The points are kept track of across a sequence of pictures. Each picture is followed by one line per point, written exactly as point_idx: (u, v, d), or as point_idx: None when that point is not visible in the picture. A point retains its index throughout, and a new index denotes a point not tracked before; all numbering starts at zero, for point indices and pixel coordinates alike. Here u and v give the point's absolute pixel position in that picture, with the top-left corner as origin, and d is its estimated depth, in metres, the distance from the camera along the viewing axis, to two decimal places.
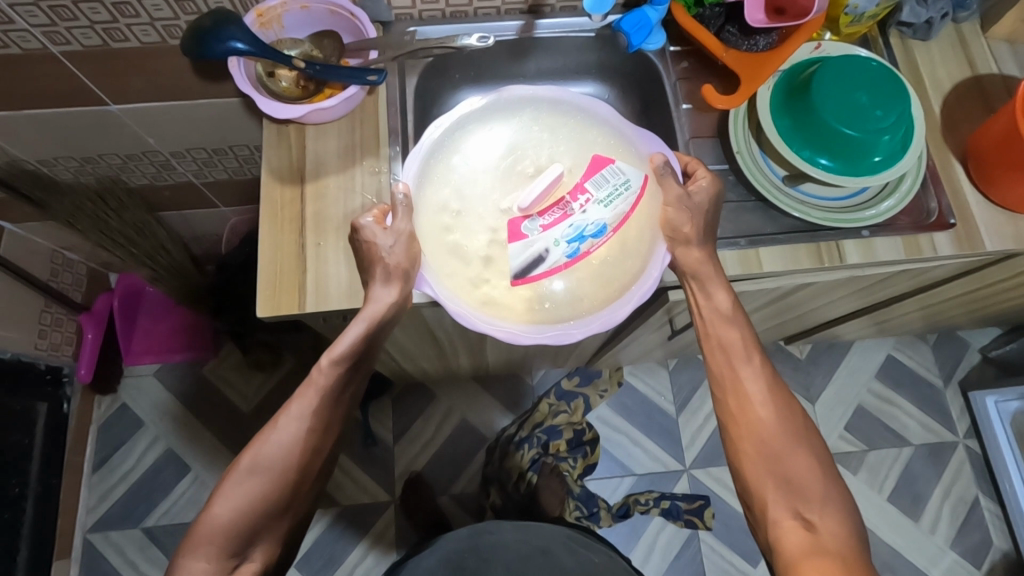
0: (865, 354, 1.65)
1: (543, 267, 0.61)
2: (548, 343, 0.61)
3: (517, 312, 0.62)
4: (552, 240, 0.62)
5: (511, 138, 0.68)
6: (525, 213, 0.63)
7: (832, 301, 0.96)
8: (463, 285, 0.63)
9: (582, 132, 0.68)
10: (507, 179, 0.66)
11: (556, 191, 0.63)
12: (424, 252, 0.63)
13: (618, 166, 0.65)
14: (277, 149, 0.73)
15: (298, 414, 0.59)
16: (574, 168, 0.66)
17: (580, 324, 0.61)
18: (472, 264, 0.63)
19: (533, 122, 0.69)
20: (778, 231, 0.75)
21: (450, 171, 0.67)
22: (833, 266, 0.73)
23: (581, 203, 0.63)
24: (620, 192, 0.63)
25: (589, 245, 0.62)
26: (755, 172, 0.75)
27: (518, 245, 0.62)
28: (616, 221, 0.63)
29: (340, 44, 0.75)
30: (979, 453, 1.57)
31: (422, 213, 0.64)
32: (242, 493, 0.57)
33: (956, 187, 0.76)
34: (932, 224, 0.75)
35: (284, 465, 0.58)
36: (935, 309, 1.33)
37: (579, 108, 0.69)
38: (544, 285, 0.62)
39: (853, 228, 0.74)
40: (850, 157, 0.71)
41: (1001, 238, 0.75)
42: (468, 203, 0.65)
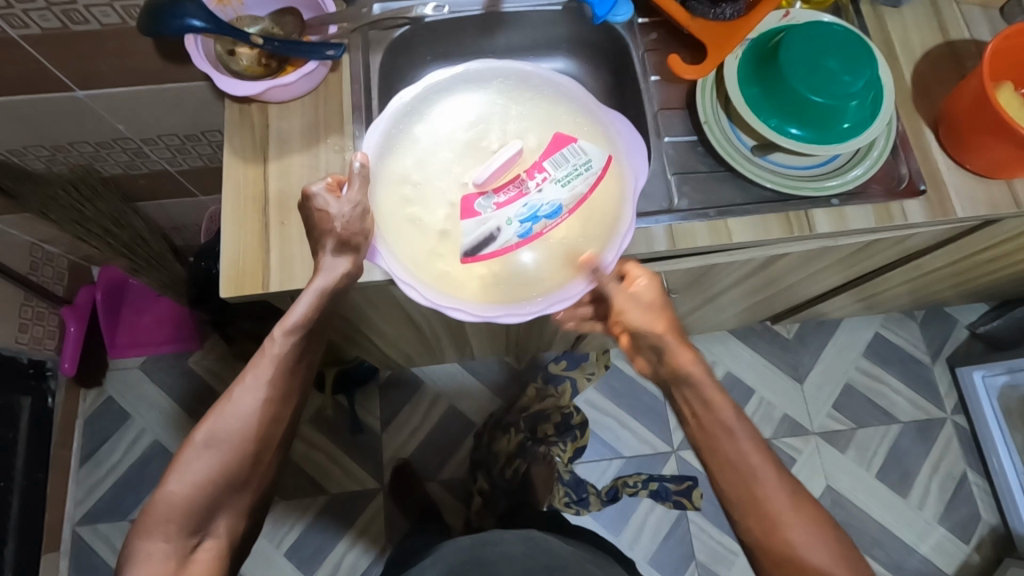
0: (854, 331, 1.65)
1: (494, 245, 0.61)
2: (497, 321, 0.60)
3: (469, 288, 0.62)
4: (505, 218, 0.61)
5: (476, 111, 0.68)
6: (480, 189, 0.62)
7: (813, 273, 0.96)
8: (419, 260, 0.62)
9: (550, 109, 0.67)
10: (467, 151, 0.65)
11: (514, 167, 0.62)
12: (381, 225, 0.63)
13: (580, 145, 0.64)
14: (239, 128, 0.73)
15: (253, 385, 0.58)
16: (539, 144, 0.65)
17: (531, 304, 0.61)
18: (428, 237, 0.63)
19: (502, 96, 0.68)
20: (747, 201, 0.74)
21: (413, 141, 0.66)
22: (803, 235, 0.73)
23: (539, 182, 0.62)
24: (579, 172, 0.62)
25: (543, 225, 0.61)
26: (723, 143, 0.74)
27: (470, 222, 0.61)
28: (573, 201, 0.61)
29: (300, 19, 0.74)
30: (967, 429, 1.57)
31: (381, 183, 0.64)
32: (203, 466, 0.56)
33: (926, 153, 0.76)
34: (903, 191, 0.75)
35: (240, 437, 0.57)
36: (917, 284, 1.33)
37: (548, 85, 0.67)
38: (498, 264, 0.61)
39: (819, 196, 0.73)
40: (820, 125, 0.71)
41: (973, 204, 0.74)
42: (427, 175, 0.64)
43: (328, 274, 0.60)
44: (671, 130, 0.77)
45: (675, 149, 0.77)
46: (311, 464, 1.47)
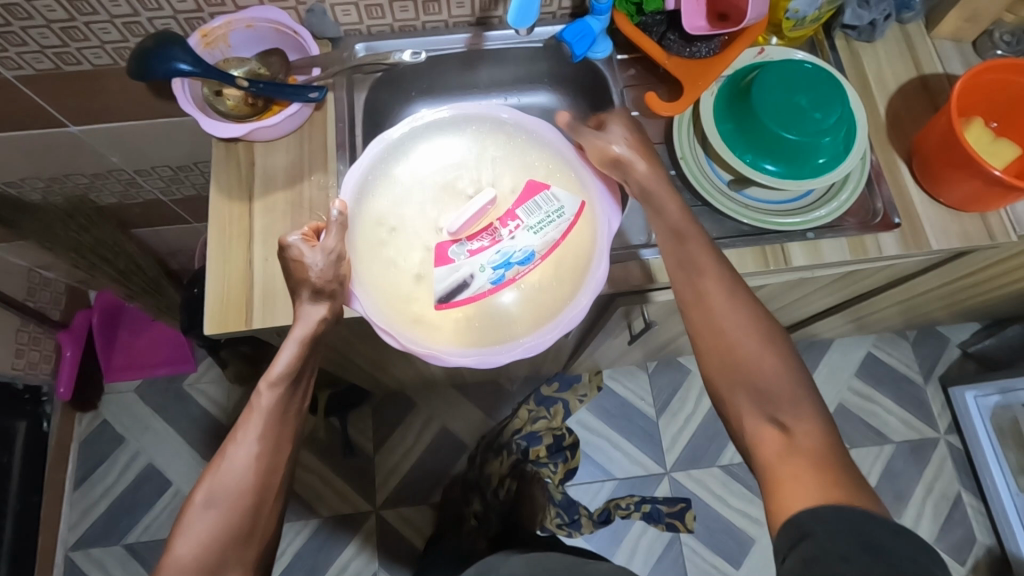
0: (845, 351, 1.65)
1: (466, 292, 0.62)
2: (471, 365, 0.61)
3: (443, 333, 0.63)
4: (477, 265, 0.63)
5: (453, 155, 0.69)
6: (454, 237, 0.64)
7: (799, 299, 0.96)
8: (394, 304, 0.63)
9: (525, 157, 0.69)
10: (442, 195, 0.67)
11: (487, 215, 0.65)
12: (358, 269, 0.64)
13: (552, 193, 0.66)
14: (226, 166, 0.74)
15: (245, 438, 0.59)
16: (513, 192, 0.67)
17: (505, 349, 0.62)
18: (404, 281, 0.64)
19: (480, 143, 0.70)
20: (723, 235, 0.76)
21: (391, 186, 0.68)
22: (779, 268, 0.74)
23: (511, 230, 0.64)
24: (551, 219, 0.64)
25: (515, 271, 0.63)
26: (699, 178, 0.76)
27: (443, 268, 0.63)
28: (544, 247, 0.64)
29: (286, 61, 0.76)
30: (961, 449, 1.57)
31: (359, 229, 0.65)
32: (208, 526, 0.56)
33: (901, 187, 0.77)
34: (877, 224, 0.76)
35: (239, 493, 0.57)
36: (903, 307, 1.35)
37: (524, 133, 0.70)
38: (473, 308, 0.63)
39: (793, 231, 0.74)
40: (794, 161, 0.72)
41: (946, 237, 0.75)
42: (404, 221, 0.66)
43: (301, 319, 0.61)
44: None
45: None
46: (303, 486, 1.47)
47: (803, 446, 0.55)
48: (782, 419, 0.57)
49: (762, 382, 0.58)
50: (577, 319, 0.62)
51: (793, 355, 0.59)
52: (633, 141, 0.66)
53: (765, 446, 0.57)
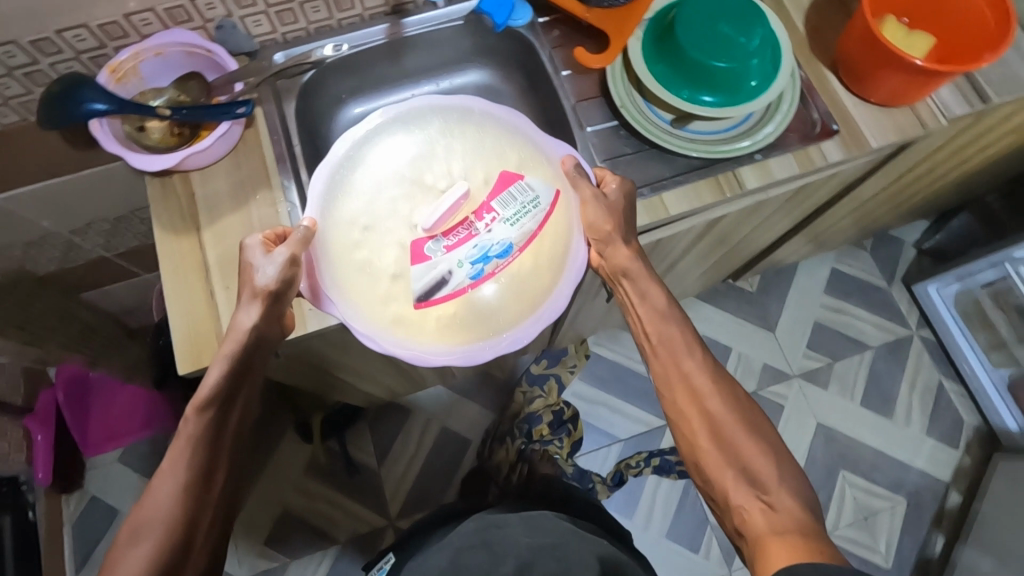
0: (812, 272, 1.70)
1: (448, 289, 0.63)
2: (456, 363, 0.63)
3: (429, 333, 0.64)
4: (455, 261, 0.63)
5: (419, 150, 0.69)
6: (429, 234, 0.64)
7: (759, 225, 0.98)
8: (372, 305, 0.64)
9: (495, 148, 0.69)
10: (411, 192, 0.67)
11: (461, 210, 0.65)
12: (334, 272, 0.64)
13: (527, 183, 0.66)
14: (165, 201, 0.71)
15: (172, 471, 0.58)
16: (487, 184, 0.67)
17: (490, 344, 0.64)
18: (380, 282, 0.64)
19: (447, 139, 0.70)
20: (676, 173, 0.77)
21: (359, 186, 0.67)
22: (735, 194, 0.75)
23: (489, 222, 0.64)
24: (527, 210, 0.65)
25: (494, 265, 0.64)
26: (643, 123, 0.77)
27: (421, 266, 0.63)
28: (522, 239, 0.64)
29: (205, 83, 0.74)
30: (934, 341, 1.64)
31: (332, 237, 0.65)
32: (142, 557, 0.54)
33: (833, 95, 0.79)
34: (817, 134, 0.78)
35: (169, 524, 0.56)
36: (856, 216, 1.40)
37: (492, 123, 0.70)
38: (451, 306, 0.64)
39: (741, 155, 0.76)
40: (729, 88, 0.73)
41: (883, 134, 0.78)
42: (377, 223, 0.66)
43: (243, 322, 0.61)
44: (593, 119, 0.79)
45: (599, 137, 0.79)
46: (314, 516, 1.44)
47: (789, 521, 0.59)
48: (764, 496, 0.61)
49: (744, 460, 0.63)
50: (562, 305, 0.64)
51: (769, 428, 0.65)
52: (619, 208, 0.69)
53: (756, 521, 0.60)
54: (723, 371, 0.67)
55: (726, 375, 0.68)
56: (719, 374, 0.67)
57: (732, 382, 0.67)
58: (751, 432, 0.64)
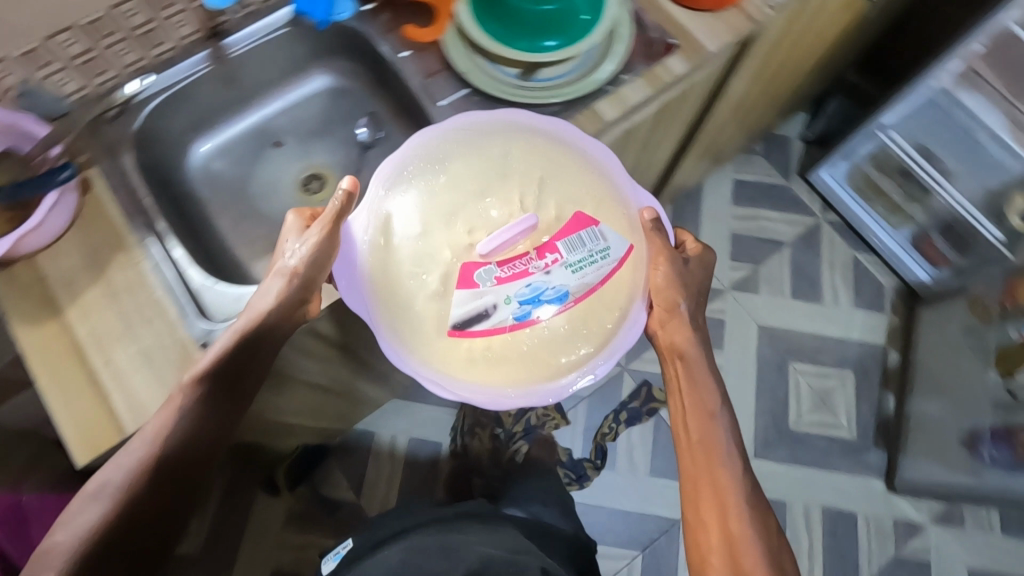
0: (716, 187, 1.77)
1: (488, 321, 0.68)
2: (480, 402, 0.66)
3: (456, 365, 0.68)
4: (503, 294, 0.68)
5: (498, 166, 0.74)
6: (483, 260, 0.69)
7: (641, 152, 1.00)
8: (406, 320, 0.69)
9: (578, 179, 0.73)
10: (467, 214, 0.71)
11: (523, 243, 0.70)
12: (379, 274, 0.69)
13: (599, 230, 0.71)
14: (13, 292, 0.66)
15: (150, 437, 0.61)
16: (558, 218, 0.71)
17: (518, 391, 0.67)
18: (420, 297, 0.69)
19: (531, 165, 0.74)
20: (538, 123, 0.76)
21: (428, 195, 0.72)
22: (597, 129, 0.76)
23: (548, 262, 0.69)
24: (593, 258, 0.70)
25: (541, 309, 0.68)
26: (492, 83, 0.76)
27: (466, 291, 0.68)
28: (579, 290, 0.69)
29: (17, 157, 0.67)
30: (840, 222, 1.74)
31: (394, 241, 0.70)
32: (97, 514, 0.58)
33: (665, 11, 0.81)
34: (659, 52, 0.79)
35: (130, 491, 0.59)
36: (737, 123, 1.45)
37: (580, 161, 0.74)
38: (480, 341, 0.68)
39: (593, 90, 0.76)
40: (563, 28, 0.76)
41: (718, 37, 0.80)
42: (433, 232, 0.70)
43: (262, 301, 0.65)
44: (444, 91, 0.77)
45: (454, 108, 0.77)
46: (304, 566, 1.40)
47: None
48: None
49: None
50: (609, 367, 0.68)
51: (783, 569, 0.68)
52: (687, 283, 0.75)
53: None
54: (756, 494, 0.73)
55: (759, 503, 0.73)
56: (754, 497, 0.72)
57: (761, 511, 0.72)
58: (765, 556, 0.68)
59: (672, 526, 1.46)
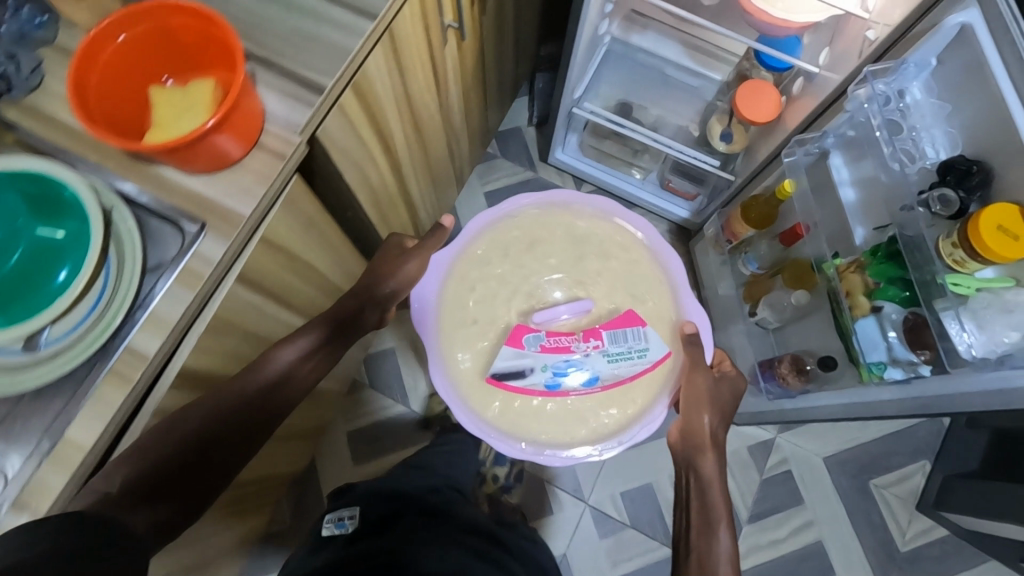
0: (470, 207, 1.73)
1: (524, 378, 1.04)
2: (486, 429, 1.05)
3: (487, 405, 1.06)
4: (540, 362, 1.04)
5: (581, 240, 1.12)
6: (534, 327, 1.05)
7: (290, 293, 0.90)
8: (465, 357, 1.07)
9: (632, 279, 1.11)
10: (528, 294, 1.08)
11: (578, 321, 1.07)
12: (455, 313, 1.08)
13: (643, 333, 1.06)
14: None
15: (279, 360, 0.83)
16: (613, 310, 1.08)
17: (511, 443, 1.05)
18: (475, 344, 1.07)
19: (604, 253, 1.12)
20: (76, 394, 0.64)
21: (523, 251, 1.11)
22: (145, 369, 0.64)
23: (591, 346, 1.05)
24: (629, 354, 1.05)
25: (566, 386, 1.04)
26: (30, 374, 0.62)
27: (511, 349, 1.03)
28: (607, 379, 1.05)
29: None
30: (597, 189, 1.74)
31: (487, 298, 1.08)
32: (201, 416, 0.71)
33: (178, 188, 0.68)
34: (187, 243, 0.68)
35: (231, 407, 0.76)
36: (447, 160, 1.37)
37: (646, 256, 1.12)
38: (511, 389, 1.05)
39: (120, 323, 0.64)
40: (50, 254, 0.66)
41: (249, 194, 0.69)
42: (507, 294, 1.09)
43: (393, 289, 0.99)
44: None
45: None
46: None
47: None
48: None
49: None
50: (615, 447, 1.04)
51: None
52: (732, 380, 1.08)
53: None
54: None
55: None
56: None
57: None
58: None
59: (559, 559, 1.47)
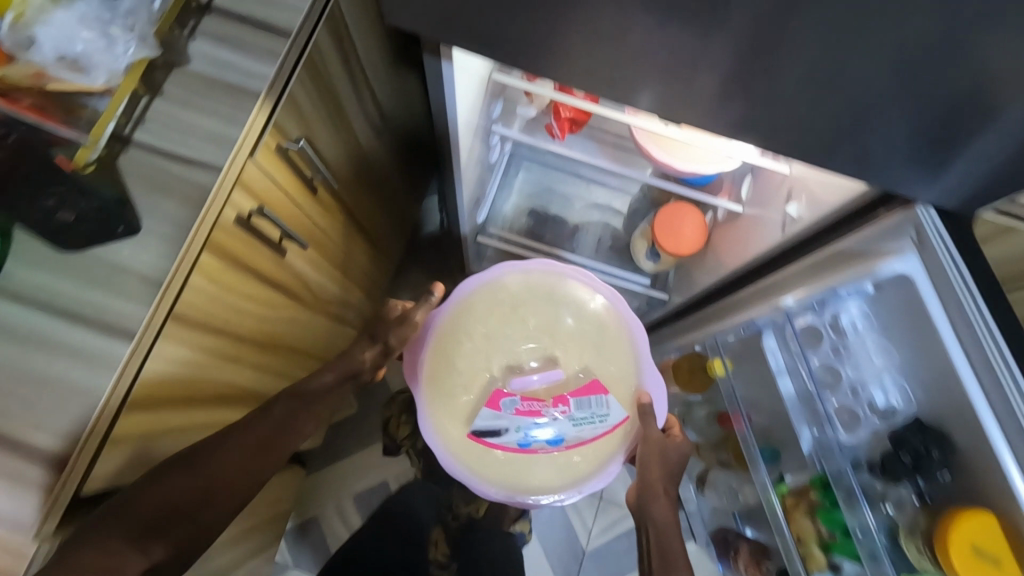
0: None
1: (497, 438, 0.83)
2: (455, 468, 0.83)
3: (464, 448, 0.84)
4: (515, 424, 0.82)
5: (576, 305, 0.92)
6: (507, 389, 0.84)
7: None
8: (444, 404, 0.85)
9: (598, 341, 0.90)
10: (508, 347, 0.88)
11: (553, 383, 0.85)
12: (436, 367, 0.86)
13: (608, 399, 0.85)
14: None
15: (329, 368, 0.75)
16: (580, 375, 0.87)
17: (488, 487, 0.83)
18: (453, 388, 0.85)
19: (588, 320, 0.91)
20: None
21: (516, 306, 0.90)
22: None
23: (557, 411, 0.83)
24: (592, 419, 0.84)
25: (539, 445, 0.83)
26: None
27: (488, 411, 0.82)
28: (572, 440, 0.84)
29: None
30: None
31: (465, 354, 0.87)
32: (224, 454, 0.66)
33: None
34: None
35: (283, 416, 0.71)
36: (338, 329, 1.18)
37: (612, 328, 0.91)
38: (488, 445, 0.83)
39: None
40: None
41: None
42: (485, 351, 0.87)
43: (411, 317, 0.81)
44: None
45: None
46: None
47: None
48: None
49: None
50: (575, 497, 0.83)
51: None
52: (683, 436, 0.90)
53: None
54: None
55: None
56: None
57: None
58: None
59: None
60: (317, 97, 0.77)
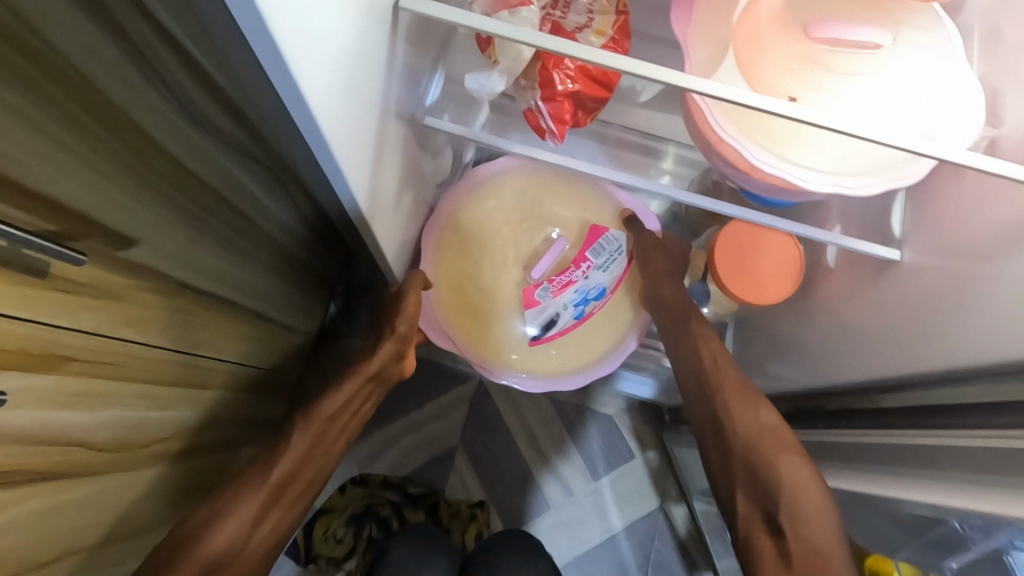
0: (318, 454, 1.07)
1: (555, 326, 0.74)
2: (536, 381, 0.75)
3: (529, 359, 0.75)
4: (561, 304, 0.74)
5: (546, 173, 0.77)
6: (534, 283, 0.74)
7: None
8: (490, 338, 0.75)
9: (567, 195, 0.78)
10: (512, 251, 0.76)
11: (563, 259, 0.75)
12: (446, 300, 0.74)
13: (609, 233, 0.75)
14: None
15: (341, 392, 0.66)
16: (577, 232, 0.77)
17: (567, 378, 0.75)
18: (486, 313, 0.75)
19: (561, 178, 0.77)
20: None
21: (494, 209, 0.77)
22: None
23: (584, 270, 0.74)
24: (613, 256, 0.75)
25: (591, 305, 0.75)
26: None
27: (533, 310, 0.73)
28: (610, 283, 0.75)
29: None
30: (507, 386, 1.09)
31: (471, 281, 0.75)
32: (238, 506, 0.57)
33: None
34: None
35: (308, 446, 0.62)
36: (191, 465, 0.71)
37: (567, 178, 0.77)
38: (547, 345, 0.75)
39: None
40: None
41: None
42: (489, 268, 0.76)
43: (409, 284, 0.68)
44: None
45: None
46: None
47: None
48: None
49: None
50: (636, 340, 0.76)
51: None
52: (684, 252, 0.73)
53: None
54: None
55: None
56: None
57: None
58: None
59: None
60: (23, 103, 0.33)
